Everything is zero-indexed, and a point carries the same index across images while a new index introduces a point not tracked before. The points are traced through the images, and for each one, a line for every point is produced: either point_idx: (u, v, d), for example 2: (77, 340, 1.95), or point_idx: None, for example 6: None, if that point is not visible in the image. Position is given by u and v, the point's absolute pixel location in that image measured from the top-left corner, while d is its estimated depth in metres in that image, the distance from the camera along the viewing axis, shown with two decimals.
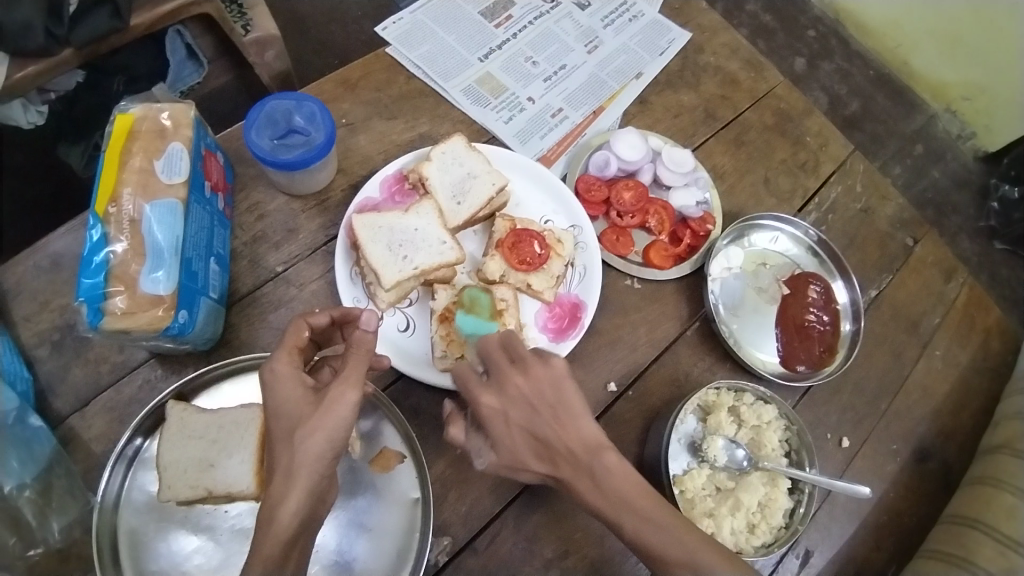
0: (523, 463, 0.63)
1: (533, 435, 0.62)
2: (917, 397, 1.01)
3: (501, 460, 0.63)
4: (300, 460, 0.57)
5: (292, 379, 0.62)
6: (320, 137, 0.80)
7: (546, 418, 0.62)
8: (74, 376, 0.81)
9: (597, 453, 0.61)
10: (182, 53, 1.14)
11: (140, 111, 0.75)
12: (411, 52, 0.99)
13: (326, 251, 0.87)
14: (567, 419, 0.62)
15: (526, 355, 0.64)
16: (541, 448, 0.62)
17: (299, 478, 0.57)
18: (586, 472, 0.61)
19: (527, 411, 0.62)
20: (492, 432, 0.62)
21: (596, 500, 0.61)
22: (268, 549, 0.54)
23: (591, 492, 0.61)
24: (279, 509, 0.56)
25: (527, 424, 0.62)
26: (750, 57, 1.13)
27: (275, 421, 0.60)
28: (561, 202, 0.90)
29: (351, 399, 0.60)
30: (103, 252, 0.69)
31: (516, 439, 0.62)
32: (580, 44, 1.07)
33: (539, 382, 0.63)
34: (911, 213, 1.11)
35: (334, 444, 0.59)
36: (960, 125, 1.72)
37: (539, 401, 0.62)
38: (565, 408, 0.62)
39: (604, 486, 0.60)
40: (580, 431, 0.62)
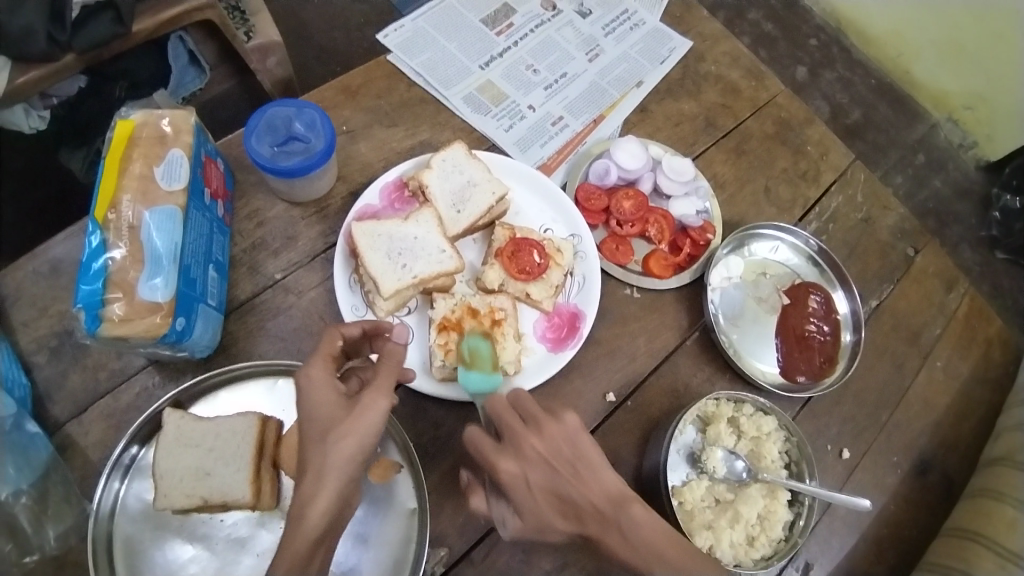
0: (549, 524, 0.61)
1: (556, 495, 0.61)
2: (918, 409, 1.00)
3: (526, 524, 0.62)
4: (331, 462, 0.58)
5: (328, 384, 0.63)
6: (320, 145, 0.80)
7: (566, 475, 0.61)
8: (72, 382, 0.80)
9: (621, 505, 0.61)
10: (185, 60, 1.15)
11: (142, 117, 0.75)
12: (412, 60, 0.99)
13: (326, 258, 0.87)
14: (588, 473, 0.62)
15: (537, 414, 0.64)
16: (565, 506, 0.61)
17: (329, 479, 0.58)
18: (614, 527, 0.60)
19: (547, 470, 0.61)
20: (516, 497, 0.61)
21: (627, 554, 0.59)
22: (296, 545, 0.56)
23: (624, 548, 0.60)
24: (308, 508, 0.57)
25: (549, 483, 0.61)
26: (751, 66, 1.13)
27: (306, 424, 0.61)
28: (560, 210, 0.90)
29: (382, 406, 0.61)
30: (103, 258, 0.69)
31: (539, 498, 0.60)
32: (581, 51, 1.07)
33: (555, 439, 0.63)
34: (912, 223, 1.11)
35: (364, 448, 0.60)
36: (961, 135, 1.72)
37: (556, 458, 0.62)
38: (584, 462, 0.62)
39: (633, 539, 0.59)
40: (598, 484, 0.61)
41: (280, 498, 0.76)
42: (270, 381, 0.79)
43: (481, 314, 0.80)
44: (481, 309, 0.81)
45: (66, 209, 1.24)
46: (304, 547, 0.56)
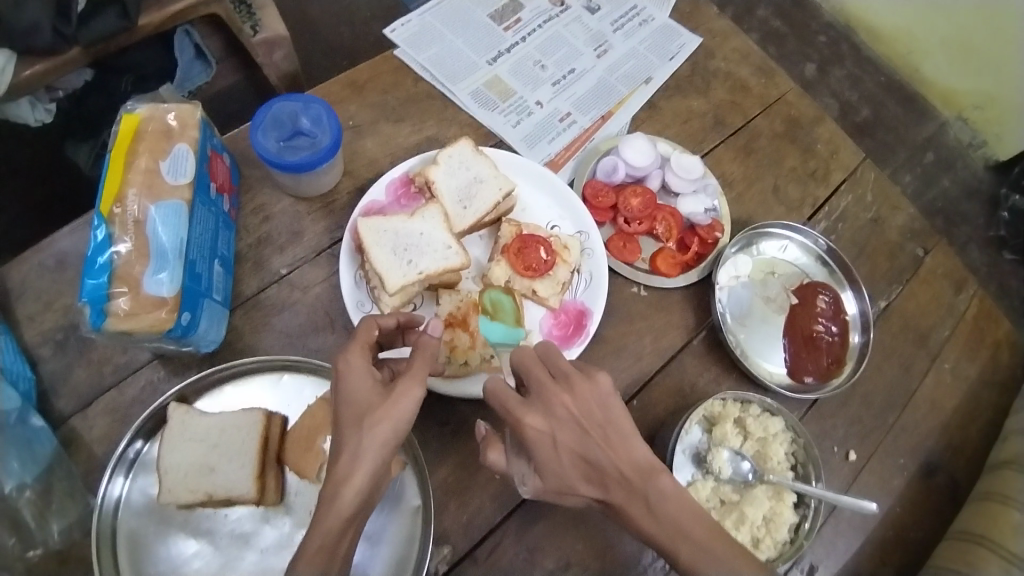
0: (571, 485, 0.61)
1: (583, 458, 0.60)
2: (926, 411, 1.00)
3: (547, 482, 0.61)
4: (366, 445, 0.58)
5: (364, 370, 0.63)
6: (326, 140, 0.80)
7: (596, 439, 0.60)
8: (77, 376, 0.80)
9: (649, 476, 0.59)
10: (190, 54, 1.15)
11: (147, 111, 0.75)
12: (419, 55, 0.99)
13: (331, 254, 0.87)
14: (615, 438, 0.60)
15: (569, 372, 0.63)
16: (591, 470, 0.60)
17: (363, 460, 0.58)
18: (640, 497, 0.59)
19: (577, 432, 0.60)
20: (539, 456, 0.61)
21: (648, 525, 0.59)
22: (331, 521, 0.56)
23: (646, 519, 0.59)
24: (341, 489, 0.57)
25: (575, 445, 0.60)
26: (761, 63, 1.12)
27: (342, 407, 0.61)
28: (567, 207, 0.89)
29: (417, 393, 0.61)
30: (107, 252, 0.69)
31: (562, 460, 0.60)
32: (589, 47, 1.06)
33: (586, 400, 0.61)
34: (922, 223, 1.10)
35: (398, 435, 0.60)
36: (971, 134, 1.70)
37: (586, 420, 0.60)
38: (614, 428, 0.60)
39: (657, 510, 0.58)
40: (625, 453, 0.60)
41: (284, 494, 0.75)
42: (275, 376, 0.79)
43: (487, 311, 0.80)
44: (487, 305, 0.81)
45: (71, 202, 1.24)
46: (331, 532, 0.56)
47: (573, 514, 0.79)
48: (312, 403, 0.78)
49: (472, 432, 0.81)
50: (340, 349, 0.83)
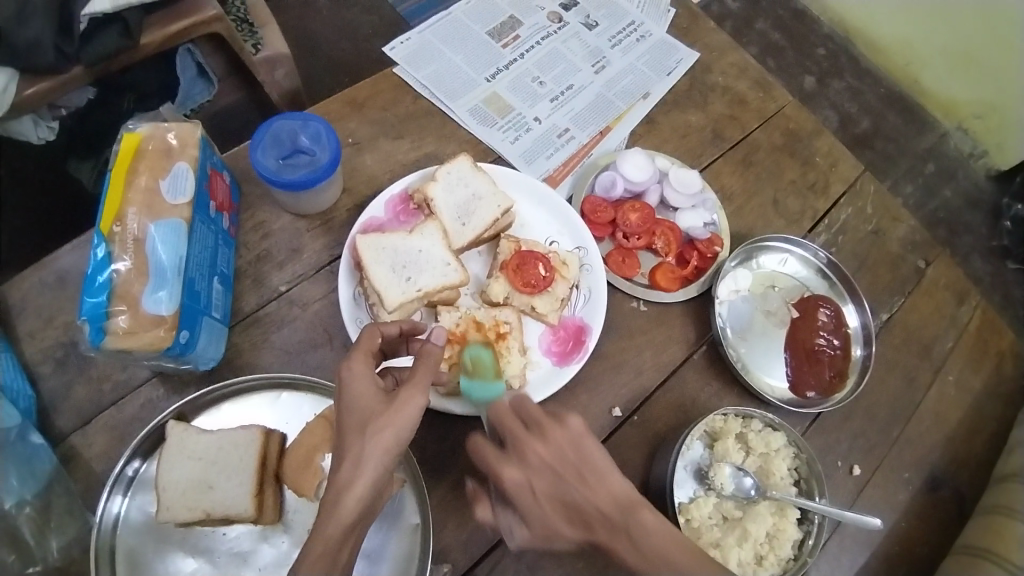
0: (557, 532, 0.60)
1: (562, 502, 0.60)
2: (930, 424, 0.99)
3: (533, 532, 0.61)
4: (369, 451, 0.58)
5: (368, 377, 0.63)
6: (325, 158, 0.80)
7: (573, 481, 0.60)
8: (76, 394, 0.80)
9: (630, 511, 0.59)
10: (192, 72, 1.15)
11: (148, 131, 0.76)
12: (418, 72, 0.99)
13: (330, 270, 0.87)
14: (592, 476, 0.60)
15: (540, 419, 0.63)
16: (572, 513, 0.60)
17: (367, 466, 0.58)
18: (623, 533, 0.58)
19: (553, 478, 0.60)
20: (523, 505, 0.61)
21: (637, 563, 0.57)
22: (332, 529, 0.56)
23: (635, 556, 0.58)
24: (344, 494, 0.57)
25: (553, 490, 0.60)
26: (759, 77, 1.12)
27: (345, 414, 0.61)
28: (566, 223, 0.89)
29: (419, 402, 0.61)
30: (107, 271, 0.69)
31: (543, 505, 0.60)
32: (587, 63, 1.07)
33: (560, 445, 0.61)
34: (923, 235, 1.09)
35: (401, 441, 0.60)
36: (972, 144, 1.70)
37: (561, 464, 0.61)
38: (591, 468, 0.61)
39: (642, 545, 0.57)
40: (603, 491, 0.60)
41: (282, 512, 0.75)
42: (274, 394, 0.79)
43: (487, 328, 0.80)
44: (486, 322, 0.81)
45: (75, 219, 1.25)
46: (331, 540, 0.56)
47: None
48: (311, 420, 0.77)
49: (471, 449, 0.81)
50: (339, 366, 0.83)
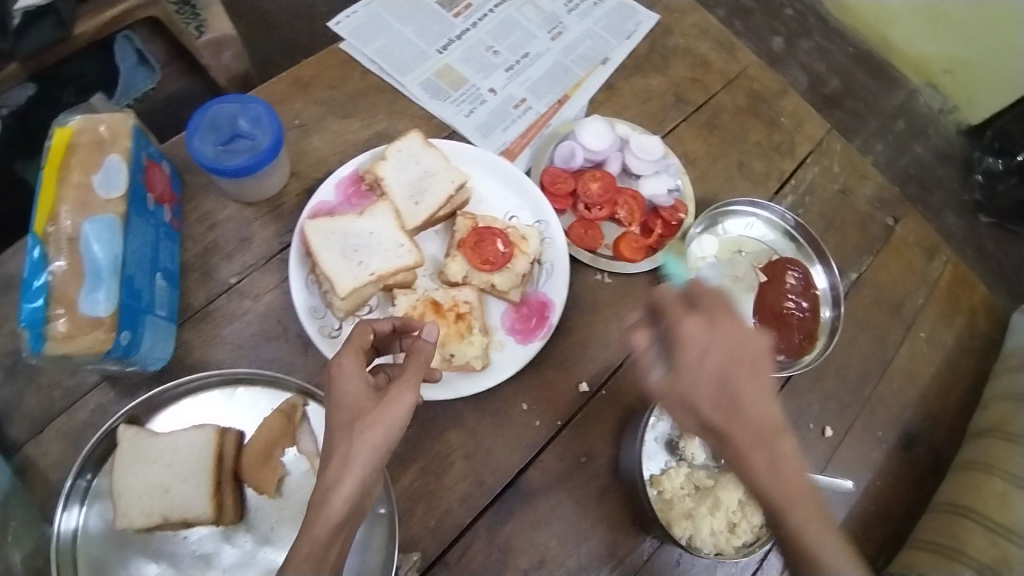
0: (693, 406, 0.64)
1: (722, 383, 0.64)
2: (902, 382, 0.99)
3: (672, 391, 0.66)
4: (357, 450, 0.57)
5: (357, 375, 0.62)
6: (266, 141, 0.77)
7: (741, 375, 0.64)
8: (29, 403, 0.77)
9: (772, 435, 0.63)
10: (133, 60, 1.10)
11: (79, 124, 0.72)
12: (366, 47, 0.95)
13: (281, 259, 0.84)
14: (761, 382, 0.65)
15: (712, 306, 0.66)
16: (725, 400, 0.63)
17: (355, 467, 0.57)
18: (763, 448, 0.62)
19: (726, 359, 0.64)
20: (686, 367, 0.65)
21: (762, 476, 0.62)
22: (319, 529, 0.55)
23: (761, 468, 0.62)
24: (332, 495, 0.56)
25: (724, 369, 0.64)
26: (721, 37, 1.09)
27: (335, 413, 0.60)
28: (524, 197, 0.86)
29: (409, 399, 0.60)
30: (43, 274, 0.66)
31: (709, 378, 0.64)
32: (543, 30, 1.03)
33: (729, 335, 0.65)
34: (891, 192, 1.08)
35: (390, 441, 0.59)
36: (941, 100, 1.68)
37: (744, 354, 0.65)
38: (759, 373, 0.65)
39: (775, 464, 0.62)
40: (762, 412, 0.63)
41: (244, 511, 0.73)
42: (229, 390, 0.76)
43: (445, 309, 0.78)
44: (445, 303, 0.78)
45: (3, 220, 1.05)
46: (318, 540, 0.54)
47: (542, 511, 0.78)
48: (267, 415, 0.75)
49: (437, 434, 0.79)
50: (295, 358, 0.80)
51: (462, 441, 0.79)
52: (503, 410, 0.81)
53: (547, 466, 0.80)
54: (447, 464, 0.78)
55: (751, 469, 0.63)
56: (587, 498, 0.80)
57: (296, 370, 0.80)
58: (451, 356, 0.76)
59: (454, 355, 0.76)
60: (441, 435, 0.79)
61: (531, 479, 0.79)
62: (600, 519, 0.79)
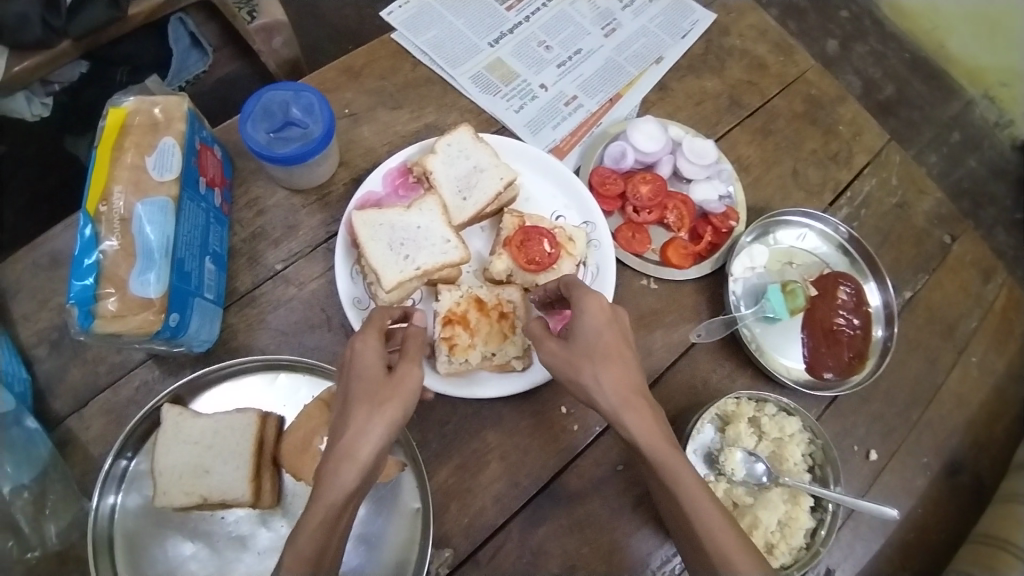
0: (574, 373, 0.63)
1: (604, 352, 0.63)
2: (951, 407, 0.95)
3: (561, 353, 0.64)
4: (377, 421, 0.57)
5: (377, 351, 0.62)
6: (318, 131, 0.76)
7: (625, 348, 0.65)
8: (72, 377, 0.77)
9: (626, 404, 0.61)
10: (186, 42, 1.10)
11: (134, 105, 0.72)
12: (418, 38, 0.94)
13: (328, 248, 0.84)
14: (620, 347, 0.64)
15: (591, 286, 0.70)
16: (599, 366, 0.62)
17: (371, 434, 0.56)
18: (635, 411, 0.61)
19: (608, 329, 0.64)
20: (580, 329, 0.64)
21: (655, 446, 0.60)
22: (333, 497, 0.53)
23: (652, 437, 0.60)
24: (345, 465, 0.55)
25: (620, 344, 0.64)
26: (779, 40, 1.06)
27: (353, 384, 0.60)
28: (574, 198, 0.85)
29: (418, 374, 0.61)
30: (94, 252, 0.66)
31: (603, 349, 0.63)
32: (596, 26, 1.01)
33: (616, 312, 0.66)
34: (950, 209, 1.04)
35: (407, 415, 0.59)
36: (997, 113, 1.60)
37: (620, 327, 0.65)
38: (617, 346, 0.64)
39: (656, 434, 0.60)
40: (621, 376, 0.62)
41: (281, 496, 0.74)
42: (271, 375, 0.77)
43: (489, 307, 0.77)
44: (488, 301, 0.77)
45: (59, 195, 1.14)
46: (333, 507, 0.53)
47: (576, 517, 0.77)
48: (308, 403, 0.75)
49: (472, 433, 0.78)
50: (337, 347, 0.80)
51: (499, 442, 0.78)
52: (541, 412, 0.80)
53: (583, 472, 0.79)
54: (482, 464, 0.77)
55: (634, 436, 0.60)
56: (622, 507, 0.78)
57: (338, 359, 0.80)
58: (493, 355, 0.76)
59: (495, 354, 0.76)
60: (478, 433, 0.78)
61: (566, 482, 0.78)
62: (634, 529, 0.78)
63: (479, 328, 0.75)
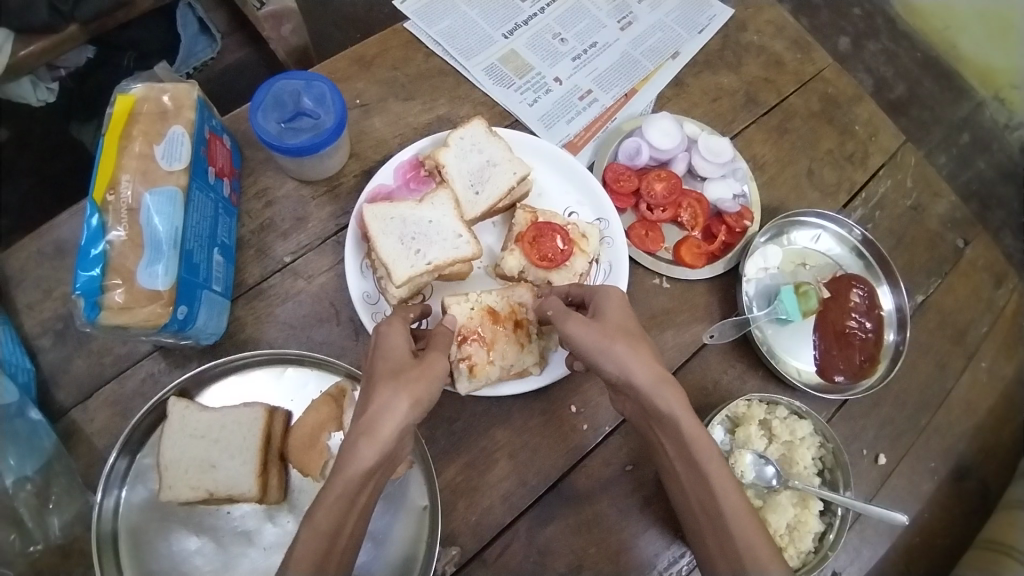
0: (608, 347, 0.61)
1: (635, 336, 0.63)
2: (959, 412, 0.94)
3: (593, 327, 0.63)
4: (398, 394, 0.56)
5: (403, 336, 0.63)
6: (330, 122, 0.75)
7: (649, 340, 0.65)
8: (77, 368, 0.76)
9: (664, 381, 0.60)
10: (194, 28, 1.10)
11: (143, 92, 0.71)
12: (431, 28, 0.93)
13: (337, 241, 0.83)
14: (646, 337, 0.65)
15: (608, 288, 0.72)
16: (634, 345, 0.62)
17: (394, 410, 0.55)
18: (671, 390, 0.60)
19: (633, 321, 0.66)
20: (608, 315, 0.65)
21: (688, 426, 0.60)
22: (351, 473, 0.52)
23: (687, 419, 0.60)
24: (364, 440, 0.53)
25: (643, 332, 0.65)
26: (797, 36, 1.04)
27: (378, 362, 0.60)
28: (587, 193, 0.84)
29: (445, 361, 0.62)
30: (101, 243, 0.65)
31: (634, 333, 0.63)
32: (612, 19, 0.99)
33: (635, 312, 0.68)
34: (964, 212, 1.02)
35: (430, 398, 0.58)
36: (1007, 115, 1.59)
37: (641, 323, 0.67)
38: (642, 335, 0.65)
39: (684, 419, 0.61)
40: (653, 357, 0.62)
41: (288, 491, 0.73)
42: (279, 369, 0.76)
43: (502, 317, 0.75)
44: (502, 309, 0.76)
45: (64, 182, 1.13)
46: (352, 482, 0.52)
47: (584, 518, 0.77)
48: (315, 399, 0.74)
49: (481, 431, 0.78)
50: (346, 342, 0.79)
51: (508, 440, 0.78)
52: (550, 411, 0.80)
53: (591, 472, 0.78)
54: (491, 462, 0.77)
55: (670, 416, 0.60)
56: (630, 507, 0.78)
57: (346, 354, 0.79)
58: (511, 366, 0.75)
59: (513, 363, 0.75)
60: (487, 431, 0.78)
61: (574, 482, 0.78)
62: (642, 530, 0.77)
63: (496, 340, 0.74)
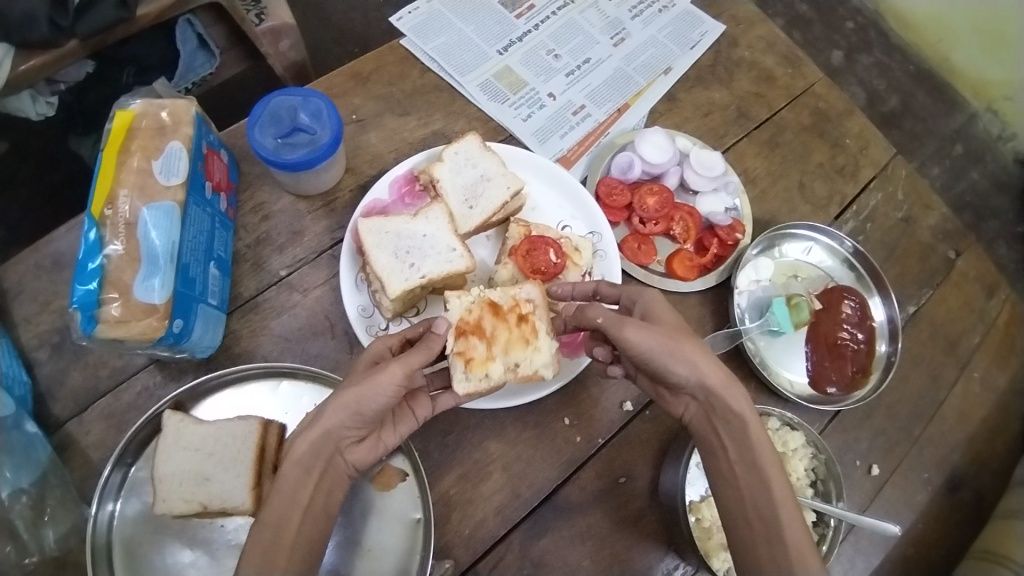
0: (677, 349, 0.65)
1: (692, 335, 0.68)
2: (953, 422, 0.95)
3: (655, 331, 0.66)
4: (330, 404, 0.62)
5: (379, 350, 0.68)
6: (325, 137, 0.76)
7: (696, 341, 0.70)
8: (73, 380, 0.77)
9: (729, 384, 0.66)
10: (193, 44, 1.08)
11: (141, 108, 0.71)
12: (426, 44, 0.94)
13: (332, 254, 0.84)
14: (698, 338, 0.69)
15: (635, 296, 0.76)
16: (699, 348, 0.66)
17: (326, 416, 0.62)
18: (733, 390, 0.66)
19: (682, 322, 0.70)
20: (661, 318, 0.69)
21: (755, 427, 0.65)
22: (287, 465, 0.62)
23: (751, 418, 0.65)
24: (300, 438, 0.62)
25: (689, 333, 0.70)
26: (788, 52, 1.06)
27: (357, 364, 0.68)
28: (580, 206, 0.85)
29: (394, 373, 0.62)
30: (98, 256, 0.66)
31: (690, 334, 0.68)
32: (605, 36, 1.01)
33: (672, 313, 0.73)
34: (954, 224, 1.03)
35: (363, 404, 0.62)
36: (1000, 126, 1.59)
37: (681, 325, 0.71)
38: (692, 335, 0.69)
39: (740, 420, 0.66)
40: (712, 360, 0.67)
41: None
42: (274, 383, 0.76)
43: (505, 312, 0.73)
44: (504, 305, 0.73)
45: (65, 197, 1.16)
46: (289, 478, 0.62)
47: (578, 529, 0.77)
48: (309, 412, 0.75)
49: (473, 444, 0.78)
50: (340, 356, 0.80)
51: (502, 452, 0.78)
52: (544, 423, 0.80)
53: (585, 484, 0.78)
54: (484, 474, 0.77)
55: (738, 414, 0.65)
56: (624, 519, 0.78)
57: (341, 367, 0.79)
58: (516, 365, 0.73)
59: (519, 364, 0.72)
60: (480, 443, 0.78)
61: (568, 494, 0.78)
62: (635, 542, 0.78)
63: (496, 337, 0.72)
